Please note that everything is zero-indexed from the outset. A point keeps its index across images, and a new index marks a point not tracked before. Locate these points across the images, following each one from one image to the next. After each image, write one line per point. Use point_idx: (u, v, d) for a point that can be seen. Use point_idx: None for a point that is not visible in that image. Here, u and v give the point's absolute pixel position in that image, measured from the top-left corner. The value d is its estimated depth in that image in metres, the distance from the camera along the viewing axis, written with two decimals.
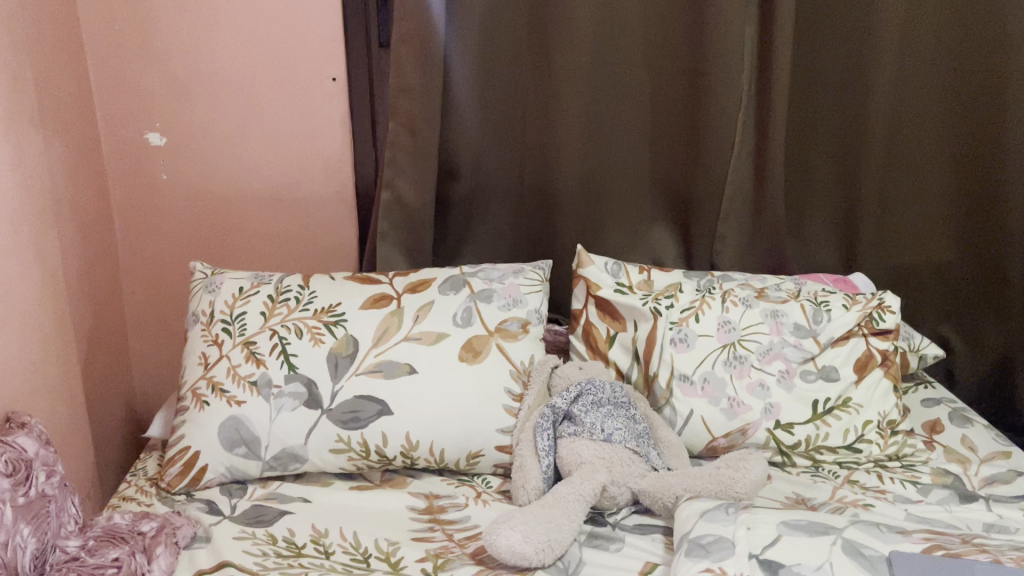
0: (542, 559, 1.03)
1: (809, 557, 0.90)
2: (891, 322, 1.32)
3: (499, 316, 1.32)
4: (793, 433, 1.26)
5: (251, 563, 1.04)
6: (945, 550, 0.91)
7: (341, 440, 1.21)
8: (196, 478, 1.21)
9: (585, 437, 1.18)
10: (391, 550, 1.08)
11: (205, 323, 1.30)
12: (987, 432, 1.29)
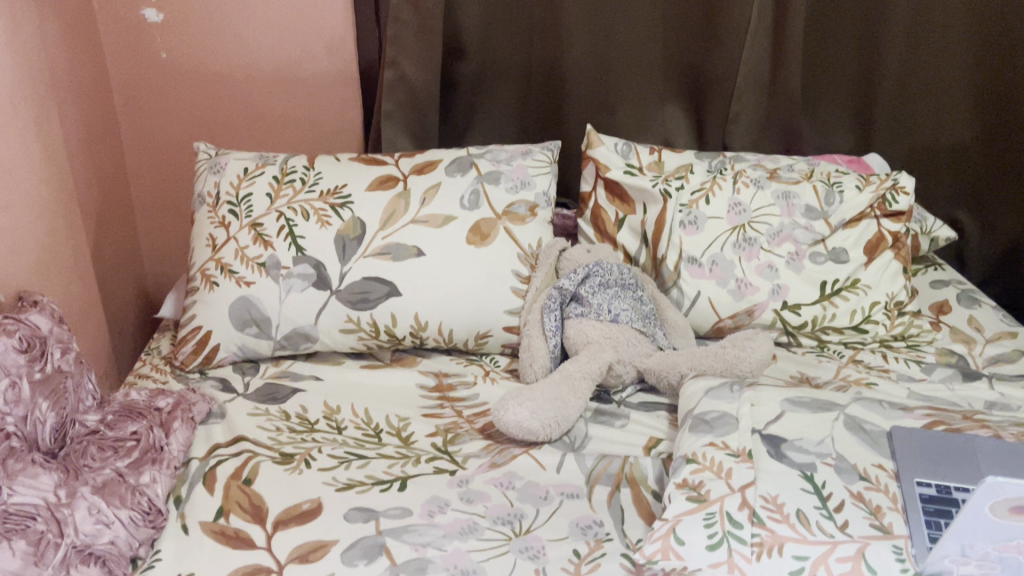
0: (549, 433, 1.06)
1: (811, 432, 0.91)
2: (905, 204, 1.30)
3: (507, 199, 1.30)
4: (800, 314, 1.26)
5: (265, 439, 1.07)
6: (946, 426, 0.92)
7: (351, 321, 1.23)
8: (208, 357, 1.23)
9: (591, 318, 1.19)
10: (402, 427, 1.11)
11: (211, 205, 1.28)
12: (995, 313, 1.30)
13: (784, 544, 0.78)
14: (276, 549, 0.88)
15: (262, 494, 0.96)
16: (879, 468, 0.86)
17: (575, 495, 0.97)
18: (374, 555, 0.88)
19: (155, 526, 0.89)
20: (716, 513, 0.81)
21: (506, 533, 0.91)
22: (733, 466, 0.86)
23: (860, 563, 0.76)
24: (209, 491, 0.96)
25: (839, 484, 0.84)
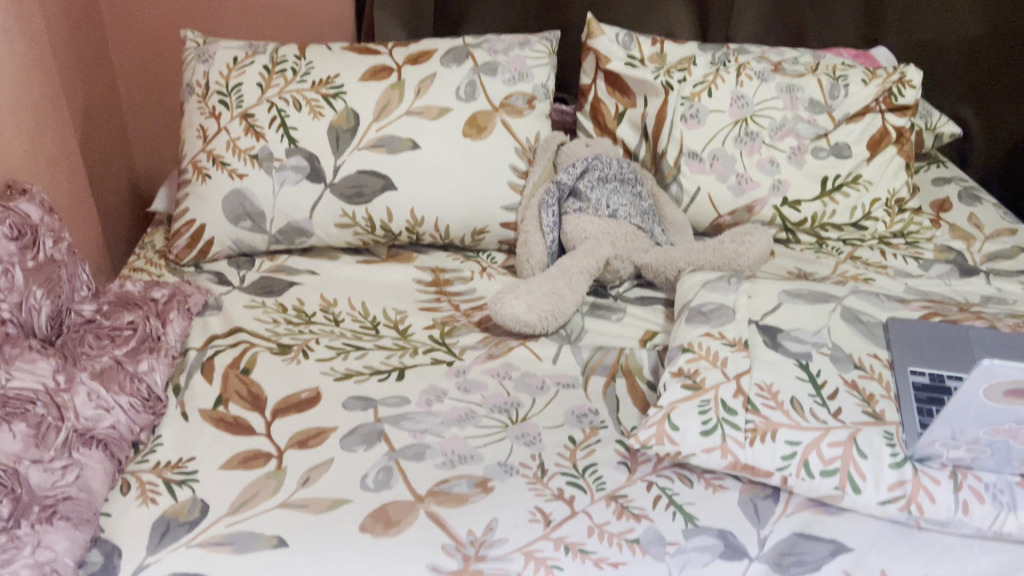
0: (546, 327, 1.06)
1: (807, 322, 0.92)
2: (911, 98, 1.28)
3: (504, 91, 1.27)
4: (800, 210, 1.25)
5: (262, 330, 1.07)
6: (942, 318, 0.93)
7: (346, 215, 1.21)
8: (204, 251, 1.22)
9: (589, 214, 1.18)
10: (399, 320, 1.11)
11: (201, 95, 1.25)
12: (996, 211, 1.29)
13: (777, 430, 0.79)
14: (276, 435, 0.89)
15: (261, 383, 0.97)
16: (874, 357, 0.87)
17: (571, 386, 0.98)
18: (373, 442, 0.89)
19: (155, 412, 0.90)
20: (711, 400, 0.82)
21: (503, 421, 0.92)
22: (729, 355, 0.87)
23: (851, 448, 0.77)
24: (207, 380, 0.97)
25: (833, 372, 0.85)
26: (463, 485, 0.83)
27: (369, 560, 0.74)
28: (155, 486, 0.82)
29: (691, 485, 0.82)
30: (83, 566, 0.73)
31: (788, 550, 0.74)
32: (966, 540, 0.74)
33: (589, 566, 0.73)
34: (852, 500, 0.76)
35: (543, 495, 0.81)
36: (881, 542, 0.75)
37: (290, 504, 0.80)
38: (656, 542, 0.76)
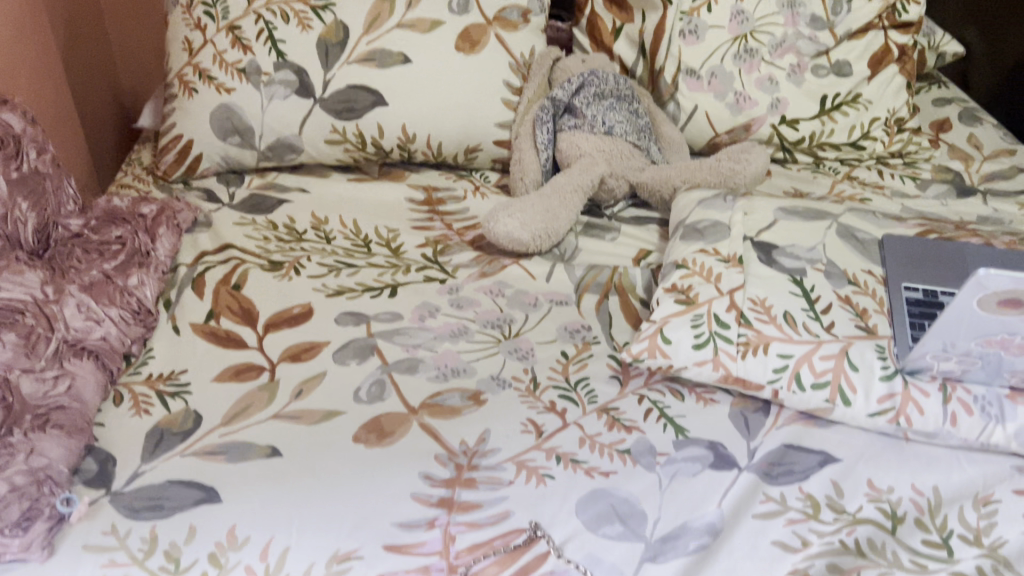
0: (539, 245, 1.05)
1: (803, 239, 0.91)
2: (914, 15, 1.25)
3: (499, 4, 1.23)
4: (798, 129, 1.23)
5: (252, 247, 1.06)
6: (938, 235, 0.92)
7: (336, 132, 1.19)
8: (192, 167, 1.20)
9: (585, 131, 1.15)
10: (391, 237, 1.10)
11: (184, 6, 1.20)
12: (996, 132, 1.27)
13: (769, 343, 0.79)
14: (268, 349, 0.89)
15: (252, 299, 0.96)
16: (868, 273, 0.86)
17: (564, 303, 0.98)
18: (366, 356, 0.89)
19: (147, 326, 0.90)
20: (703, 315, 0.82)
21: (496, 337, 0.92)
22: (723, 271, 0.86)
23: (842, 361, 0.77)
24: (198, 295, 0.96)
25: (827, 288, 0.84)
26: (456, 398, 0.84)
27: (361, 468, 0.75)
28: (148, 397, 0.82)
29: (682, 398, 0.83)
30: (77, 473, 0.73)
31: (778, 460, 0.75)
32: (952, 451, 0.75)
33: (580, 475, 0.74)
34: (841, 412, 0.76)
35: (535, 408, 0.82)
36: (870, 453, 0.75)
37: (283, 416, 0.81)
38: (647, 453, 0.76)
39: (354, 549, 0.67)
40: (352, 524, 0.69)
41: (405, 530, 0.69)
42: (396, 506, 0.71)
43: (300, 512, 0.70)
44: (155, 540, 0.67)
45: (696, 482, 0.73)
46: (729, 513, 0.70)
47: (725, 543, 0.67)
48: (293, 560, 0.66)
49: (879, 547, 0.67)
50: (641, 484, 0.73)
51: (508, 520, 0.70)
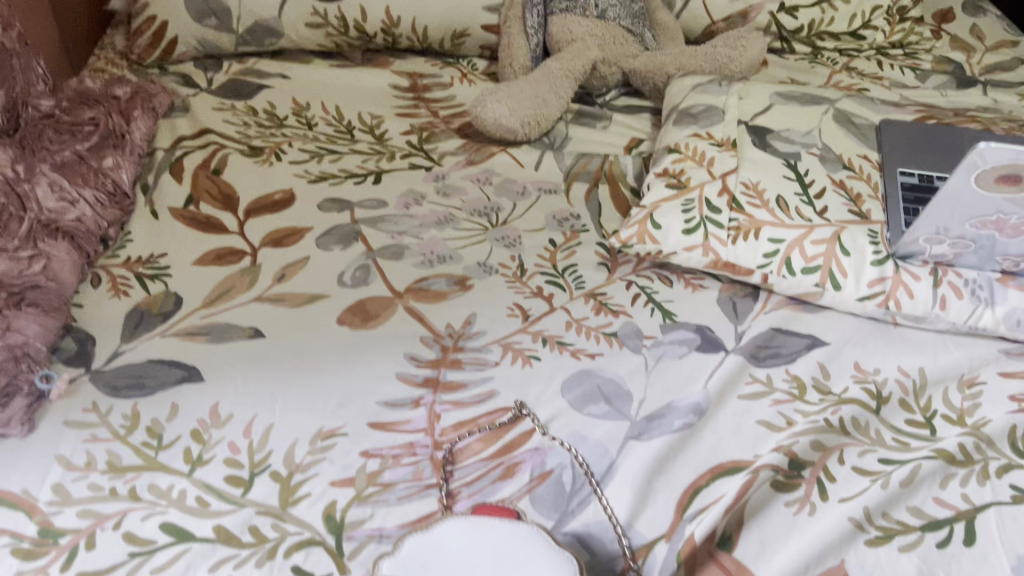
0: (528, 133, 1.02)
1: (799, 123, 0.89)
2: None
3: None
4: (797, 18, 1.19)
5: (232, 133, 1.03)
6: (936, 121, 0.90)
7: (317, 15, 1.14)
8: (168, 52, 1.15)
9: (577, 15, 1.12)
10: (375, 124, 1.07)
11: None
12: (999, 23, 1.24)
13: (760, 229, 0.77)
14: (249, 233, 0.87)
15: (232, 184, 0.94)
16: (864, 159, 0.85)
17: (553, 192, 0.96)
18: (350, 242, 0.87)
19: (122, 209, 0.88)
20: (695, 199, 0.80)
21: (483, 224, 0.90)
22: (715, 155, 0.84)
23: (834, 246, 0.76)
24: (177, 180, 0.94)
25: (821, 173, 0.82)
26: (442, 283, 0.82)
27: (346, 349, 0.74)
28: (126, 279, 0.80)
29: (671, 284, 0.82)
30: (56, 352, 0.72)
31: (765, 344, 0.75)
32: (941, 336, 0.75)
33: (566, 357, 0.74)
34: (832, 297, 0.75)
35: (522, 293, 0.81)
36: (857, 337, 0.75)
37: (265, 299, 0.79)
38: (634, 336, 0.76)
39: (338, 426, 0.67)
40: (337, 404, 0.69)
41: (390, 410, 0.68)
42: (381, 386, 0.70)
43: (284, 391, 0.69)
44: (138, 417, 0.66)
45: (682, 364, 0.73)
46: (715, 394, 0.69)
47: (710, 422, 0.67)
48: (276, 436, 0.65)
49: (863, 426, 0.66)
50: (628, 366, 0.73)
51: (494, 399, 0.70)
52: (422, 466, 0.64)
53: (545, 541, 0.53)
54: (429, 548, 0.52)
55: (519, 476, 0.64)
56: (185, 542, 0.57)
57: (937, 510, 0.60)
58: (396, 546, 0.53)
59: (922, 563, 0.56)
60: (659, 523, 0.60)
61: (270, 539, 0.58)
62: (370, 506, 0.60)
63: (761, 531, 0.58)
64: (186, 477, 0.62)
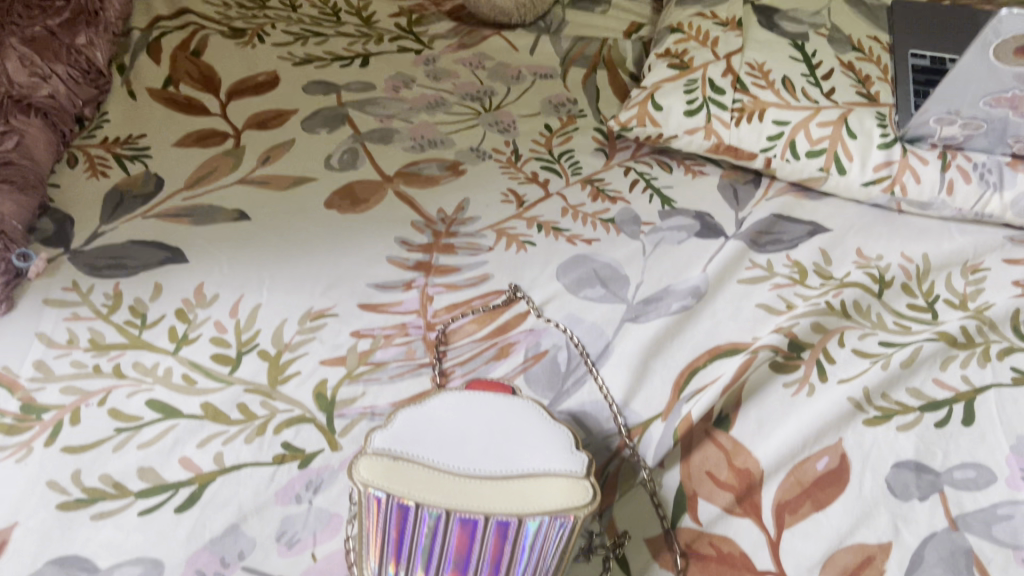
0: (523, 17, 0.97)
1: (807, 4, 0.85)
2: None
3: None
4: None
5: (212, 13, 0.98)
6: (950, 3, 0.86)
7: None
8: None
9: None
10: (362, 6, 1.02)
11: None
12: None
13: (765, 110, 0.75)
14: (231, 116, 0.84)
15: (213, 65, 0.90)
16: (875, 40, 0.82)
17: (549, 77, 0.92)
18: (337, 125, 0.83)
19: (99, 88, 0.83)
20: (698, 80, 0.77)
21: (475, 108, 0.87)
22: (720, 35, 0.80)
23: (840, 128, 0.73)
24: (154, 61, 0.89)
25: (830, 54, 0.79)
26: (434, 168, 0.79)
27: (334, 232, 0.72)
28: (104, 159, 0.77)
29: (670, 171, 0.80)
30: (34, 232, 0.69)
31: (766, 230, 0.73)
32: (944, 223, 0.74)
33: (562, 243, 0.72)
34: (836, 182, 0.74)
35: (516, 179, 0.78)
36: (860, 224, 0.74)
37: (250, 181, 0.76)
38: (631, 222, 0.74)
39: (328, 307, 0.65)
40: (326, 285, 0.67)
41: (381, 292, 0.66)
42: (371, 268, 0.68)
43: (271, 273, 0.67)
44: (120, 297, 0.64)
45: (681, 249, 0.71)
46: (714, 278, 0.67)
47: (708, 306, 0.66)
48: (263, 317, 0.64)
49: (864, 310, 0.65)
50: (625, 250, 0.71)
51: (488, 283, 0.68)
52: (414, 347, 0.63)
53: (539, 419, 0.53)
54: (421, 420, 0.51)
55: (514, 357, 0.62)
56: (172, 418, 0.56)
57: (936, 392, 0.59)
58: (387, 419, 0.52)
59: (920, 442, 0.56)
60: (655, 402, 0.59)
61: (260, 416, 0.56)
62: (362, 385, 0.59)
63: (759, 411, 0.58)
64: (172, 356, 0.60)
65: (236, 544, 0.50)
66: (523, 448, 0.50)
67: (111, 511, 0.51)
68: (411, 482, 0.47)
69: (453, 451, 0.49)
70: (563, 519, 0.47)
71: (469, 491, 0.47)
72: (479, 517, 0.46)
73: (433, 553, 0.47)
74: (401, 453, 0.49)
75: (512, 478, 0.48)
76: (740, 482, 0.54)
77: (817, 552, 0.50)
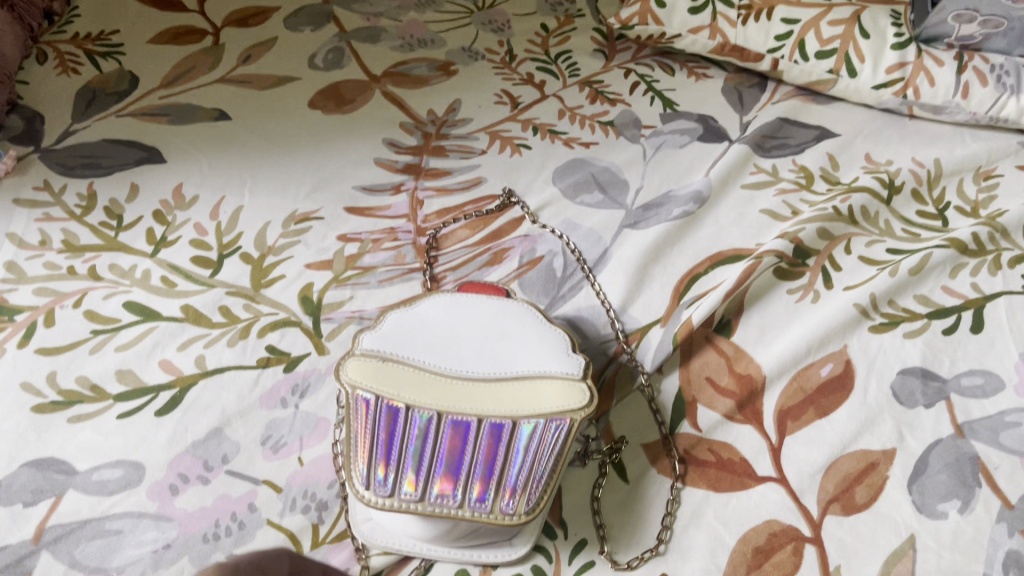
0: None
1: None
2: None
3: None
4: None
5: None
6: None
7: None
8: None
9: None
10: None
11: None
12: None
13: (774, 7, 0.71)
14: (210, 12, 0.79)
15: None
16: None
17: None
18: (322, 23, 0.79)
19: None
20: None
21: (468, 7, 0.82)
22: None
23: (853, 27, 0.69)
24: None
25: None
26: (424, 68, 0.75)
27: (319, 132, 0.68)
28: (75, 56, 0.73)
29: (672, 73, 0.76)
30: (2, 130, 0.65)
31: (772, 134, 0.69)
32: (957, 128, 0.71)
33: (558, 146, 0.68)
34: (846, 84, 0.71)
35: (511, 80, 0.74)
36: (869, 129, 0.71)
37: (230, 80, 0.72)
38: (632, 126, 0.70)
39: (314, 210, 0.62)
40: (311, 187, 0.64)
41: (368, 195, 0.63)
42: (358, 171, 0.65)
43: (253, 175, 0.64)
44: (95, 198, 0.61)
45: (682, 154, 0.68)
46: (717, 183, 0.65)
47: (711, 211, 0.63)
48: (245, 219, 0.61)
49: (872, 216, 0.62)
50: (625, 155, 0.68)
51: (481, 187, 0.65)
52: (404, 251, 0.60)
53: (533, 318, 0.51)
54: (412, 322, 0.51)
55: (508, 263, 0.60)
56: (151, 321, 0.54)
57: (945, 299, 0.57)
58: (377, 321, 0.51)
59: (927, 349, 0.54)
60: (654, 308, 0.57)
61: (243, 319, 0.54)
62: (350, 289, 0.56)
63: (762, 318, 0.56)
64: (150, 258, 0.58)
65: (219, 449, 0.48)
66: (516, 350, 0.49)
67: (89, 414, 0.49)
68: (402, 386, 0.47)
69: (445, 354, 0.49)
70: (558, 423, 0.46)
71: (461, 393, 0.47)
72: (471, 419, 0.45)
73: (423, 459, 0.44)
74: (392, 357, 0.48)
75: (506, 381, 0.47)
76: (742, 389, 0.52)
77: (819, 458, 0.48)
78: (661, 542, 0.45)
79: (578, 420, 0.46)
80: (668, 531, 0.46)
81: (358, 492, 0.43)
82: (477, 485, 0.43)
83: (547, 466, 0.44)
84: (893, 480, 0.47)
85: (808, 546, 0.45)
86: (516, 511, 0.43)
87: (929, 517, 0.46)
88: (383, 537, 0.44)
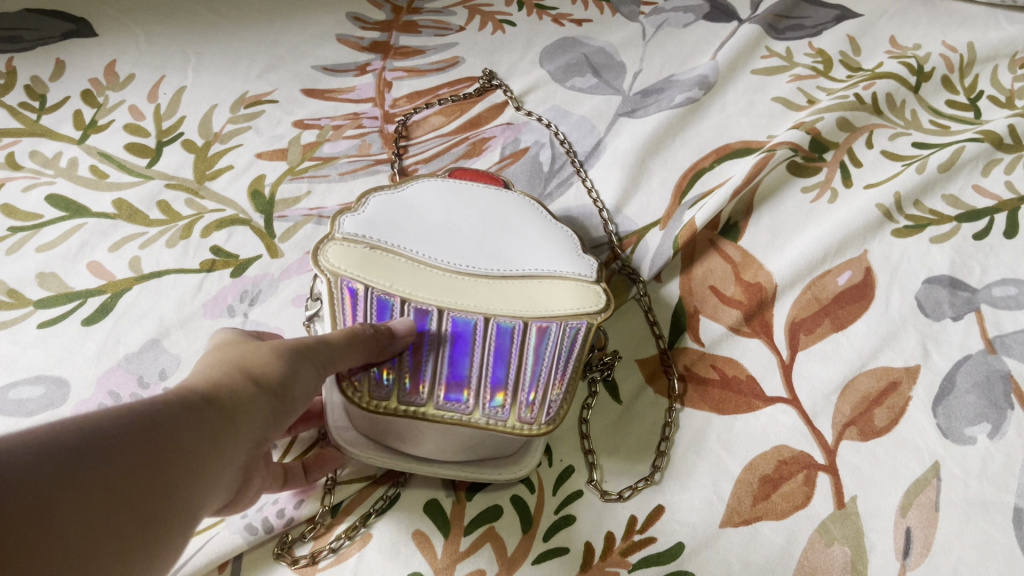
0: None
1: None
2: None
3: None
4: None
5: None
6: None
7: None
8: None
9: None
10: None
11: None
12: None
13: None
14: None
15: None
16: None
17: None
18: None
19: None
20: None
21: None
22: None
23: None
24: None
25: None
26: None
27: (275, 4, 0.60)
28: None
29: None
30: None
31: (786, 13, 0.62)
32: (991, 11, 0.63)
33: (547, 23, 0.61)
34: None
35: None
36: (895, 8, 0.63)
37: None
38: (629, 3, 0.63)
39: (267, 93, 0.54)
40: (265, 67, 0.56)
41: (329, 75, 0.56)
42: (318, 49, 0.58)
43: (198, 50, 0.56)
44: (15, 75, 0.53)
45: (686, 34, 0.60)
46: (724, 66, 0.57)
47: (718, 98, 0.56)
48: (189, 101, 0.53)
49: (898, 105, 0.55)
50: (621, 34, 0.60)
51: (458, 68, 0.57)
52: (370, 140, 0.53)
53: (533, 209, 0.45)
54: (399, 208, 0.43)
55: (488, 155, 0.53)
56: (78, 217, 0.47)
57: (976, 200, 0.50)
58: (356, 205, 0.44)
59: (956, 255, 0.47)
60: (652, 208, 0.50)
61: (184, 217, 0.47)
62: (307, 181, 0.50)
63: (773, 218, 0.50)
64: (77, 145, 0.50)
65: (156, 362, 0.41)
66: (518, 241, 0.42)
67: (6, 322, 0.42)
68: (395, 277, 0.39)
69: (440, 242, 0.41)
70: (575, 324, 0.39)
71: (461, 290, 0.39)
72: (476, 318, 0.38)
73: (424, 356, 0.38)
74: (378, 244, 0.41)
75: (512, 279, 0.40)
76: (750, 299, 0.46)
77: (835, 376, 0.43)
78: (656, 470, 0.40)
79: (595, 322, 0.39)
80: (665, 457, 0.41)
81: (347, 389, 0.38)
82: (488, 382, 0.38)
83: (563, 370, 0.39)
84: (917, 401, 0.42)
85: (821, 475, 0.40)
86: (534, 420, 0.38)
87: (955, 444, 0.40)
88: (370, 452, 0.39)
